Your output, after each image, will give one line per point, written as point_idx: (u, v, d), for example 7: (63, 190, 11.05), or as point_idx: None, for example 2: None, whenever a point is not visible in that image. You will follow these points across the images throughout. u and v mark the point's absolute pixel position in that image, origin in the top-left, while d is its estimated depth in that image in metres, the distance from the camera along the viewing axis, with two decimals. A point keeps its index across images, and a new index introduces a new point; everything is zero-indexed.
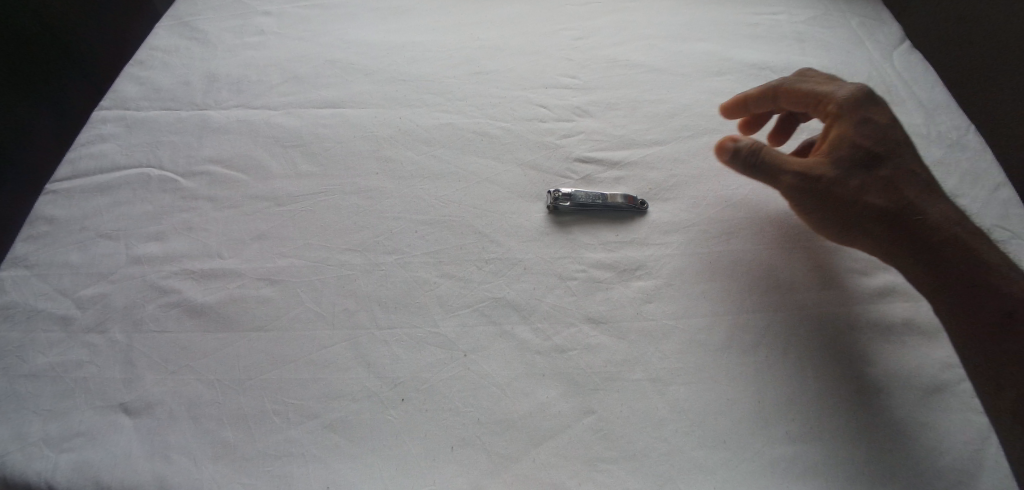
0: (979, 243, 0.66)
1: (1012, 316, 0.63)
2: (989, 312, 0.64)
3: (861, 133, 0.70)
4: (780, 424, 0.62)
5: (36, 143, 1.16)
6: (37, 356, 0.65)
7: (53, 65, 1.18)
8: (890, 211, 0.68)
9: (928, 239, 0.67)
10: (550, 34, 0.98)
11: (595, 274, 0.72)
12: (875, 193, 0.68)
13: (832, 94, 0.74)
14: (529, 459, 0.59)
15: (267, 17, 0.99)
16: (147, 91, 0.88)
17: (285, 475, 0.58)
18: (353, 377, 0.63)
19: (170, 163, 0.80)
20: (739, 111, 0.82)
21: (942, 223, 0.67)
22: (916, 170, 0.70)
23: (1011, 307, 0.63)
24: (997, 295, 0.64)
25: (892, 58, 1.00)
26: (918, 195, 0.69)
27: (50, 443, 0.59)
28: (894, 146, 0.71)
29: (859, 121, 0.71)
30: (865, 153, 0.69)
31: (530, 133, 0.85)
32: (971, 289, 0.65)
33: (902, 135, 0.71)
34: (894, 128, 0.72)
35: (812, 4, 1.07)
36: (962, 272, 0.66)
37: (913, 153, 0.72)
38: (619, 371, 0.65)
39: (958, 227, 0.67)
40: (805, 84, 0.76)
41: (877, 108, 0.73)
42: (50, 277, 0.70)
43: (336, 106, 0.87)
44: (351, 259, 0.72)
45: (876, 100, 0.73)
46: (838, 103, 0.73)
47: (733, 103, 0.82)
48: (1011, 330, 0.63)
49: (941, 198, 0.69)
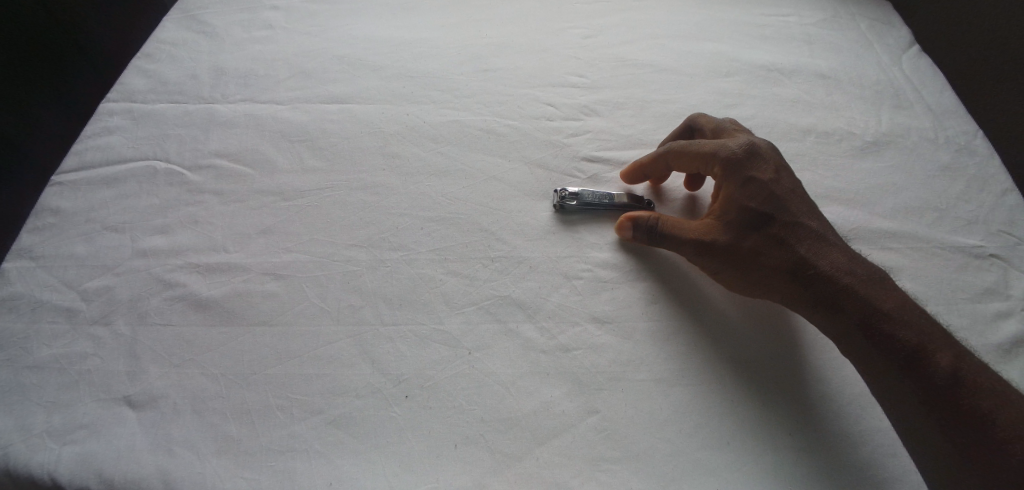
0: (876, 292, 0.62)
1: (915, 364, 0.58)
2: (897, 359, 0.59)
3: (745, 193, 0.67)
4: (782, 429, 0.62)
5: (37, 145, 1.15)
6: (42, 348, 0.65)
7: (53, 66, 1.17)
8: (772, 268, 0.65)
9: (817, 294, 0.64)
10: (558, 32, 0.98)
11: (600, 274, 0.72)
12: (758, 256, 0.66)
13: (715, 153, 0.69)
14: (532, 458, 0.59)
15: (275, 11, 0.99)
16: (154, 85, 0.88)
17: (288, 470, 0.58)
18: (358, 373, 0.63)
19: (176, 156, 0.80)
20: (637, 176, 0.77)
21: (834, 275, 0.63)
22: (797, 219, 0.67)
23: (913, 355, 0.58)
24: (898, 345, 0.59)
25: (901, 61, 0.99)
26: (809, 251, 0.65)
27: (54, 435, 0.60)
28: (784, 198, 0.67)
29: (740, 183, 0.68)
30: (750, 214, 0.66)
31: (537, 132, 0.85)
32: (870, 341, 0.60)
33: (787, 188, 0.68)
34: (774, 180, 0.68)
35: (822, 6, 1.07)
36: (862, 321, 0.61)
37: (805, 200, 0.69)
38: (623, 371, 0.64)
39: (848, 278, 0.63)
40: (692, 144, 0.71)
41: (759, 164, 0.69)
42: (56, 269, 0.70)
43: (343, 102, 0.87)
44: (357, 255, 0.71)
45: (761, 152, 0.69)
46: (718, 163, 0.69)
47: (629, 170, 0.78)
48: (925, 378, 0.57)
49: (830, 247, 0.65)
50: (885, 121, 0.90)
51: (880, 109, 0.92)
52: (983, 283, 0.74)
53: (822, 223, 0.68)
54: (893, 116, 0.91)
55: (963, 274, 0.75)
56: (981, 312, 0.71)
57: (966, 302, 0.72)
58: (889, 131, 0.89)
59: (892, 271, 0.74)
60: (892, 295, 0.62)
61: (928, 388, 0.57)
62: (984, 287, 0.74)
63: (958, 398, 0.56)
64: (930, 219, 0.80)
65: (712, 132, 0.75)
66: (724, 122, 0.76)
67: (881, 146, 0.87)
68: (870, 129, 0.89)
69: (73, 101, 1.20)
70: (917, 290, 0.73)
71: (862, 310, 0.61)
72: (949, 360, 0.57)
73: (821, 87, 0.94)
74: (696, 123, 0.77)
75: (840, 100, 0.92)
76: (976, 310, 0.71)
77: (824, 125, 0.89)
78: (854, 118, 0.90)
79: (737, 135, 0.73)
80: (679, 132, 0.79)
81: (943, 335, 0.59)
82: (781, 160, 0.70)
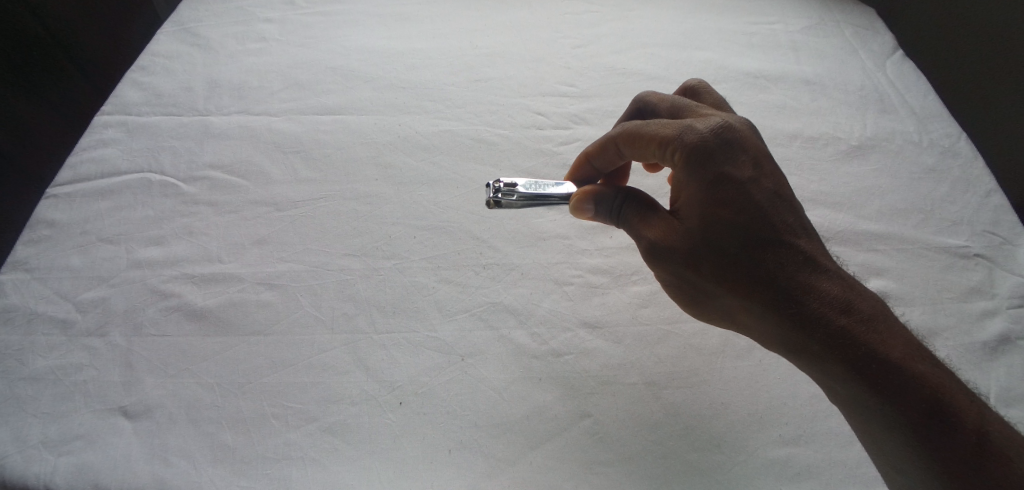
0: (880, 333, 0.54)
1: (917, 418, 0.52)
2: (905, 416, 0.52)
3: (718, 200, 0.58)
4: (772, 430, 0.63)
5: (33, 150, 1.18)
6: (37, 360, 0.65)
7: (59, 76, 1.19)
8: (754, 297, 0.58)
9: (813, 333, 0.55)
10: (548, 42, 1.00)
11: (590, 279, 0.73)
12: (737, 281, 0.58)
13: (677, 138, 0.58)
14: (525, 461, 0.60)
15: (268, 24, 1.00)
16: (149, 97, 0.89)
17: (284, 478, 0.58)
18: (353, 380, 0.64)
19: (171, 168, 0.81)
20: (587, 168, 0.72)
21: (831, 312, 0.55)
22: (784, 235, 0.58)
23: (924, 414, 0.52)
24: (906, 398, 0.52)
25: (886, 67, 1.01)
26: (794, 276, 0.57)
27: (49, 446, 0.60)
28: (767, 209, 0.58)
29: (713, 186, 0.58)
30: (723, 227, 0.58)
31: (527, 141, 0.86)
32: (873, 392, 0.53)
33: (769, 193, 0.59)
34: (753, 180, 0.58)
35: (806, 14, 1.09)
36: (865, 371, 0.53)
37: (790, 207, 0.60)
38: (613, 375, 0.66)
39: (846, 317, 0.55)
40: (647, 126, 0.61)
41: (735, 158, 0.58)
42: (51, 281, 0.71)
43: (336, 113, 0.88)
44: (351, 264, 0.72)
45: (737, 141, 0.59)
46: (679, 150, 0.58)
47: (578, 164, 0.73)
48: (934, 439, 0.51)
49: (822, 272, 0.57)
50: (870, 126, 0.92)
51: (865, 114, 0.94)
52: (968, 283, 0.75)
53: (809, 238, 0.59)
54: (878, 120, 0.93)
55: (949, 275, 0.76)
56: (968, 311, 0.73)
57: (952, 302, 0.73)
58: (874, 135, 0.91)
59: (878, 272, 0.76)
60: (895, 334, 0.55)
61: (936, 452, 0.51)
62: (970, 287, 0.75)
63: (967, 465, 0.50)
64: (915, 221, 0.81)
65: (667, 108, 0.67)
66: (682, 98, 0.67)
67: (866, 151, 0.89)
68: (855, 134, 0.91)
69: (59, 103, 1.21)
70: (904, 291, 0.74)
71: (867, 358, 0.53)
72: (966, 422, 0.51)
73: (806, 93, 0.96)
74: (648, 102, 0.70)
75: (825, 106, 0.94)
76: (963, 309, 0.73)
77: (809, 131, 0.90)
78: (839, 123, 0.92)
79: (704, 112, 0.62)
80: (632, 111, 0.73)
81: (953, 385, 0.53)
82: (759, 147, 0.60)
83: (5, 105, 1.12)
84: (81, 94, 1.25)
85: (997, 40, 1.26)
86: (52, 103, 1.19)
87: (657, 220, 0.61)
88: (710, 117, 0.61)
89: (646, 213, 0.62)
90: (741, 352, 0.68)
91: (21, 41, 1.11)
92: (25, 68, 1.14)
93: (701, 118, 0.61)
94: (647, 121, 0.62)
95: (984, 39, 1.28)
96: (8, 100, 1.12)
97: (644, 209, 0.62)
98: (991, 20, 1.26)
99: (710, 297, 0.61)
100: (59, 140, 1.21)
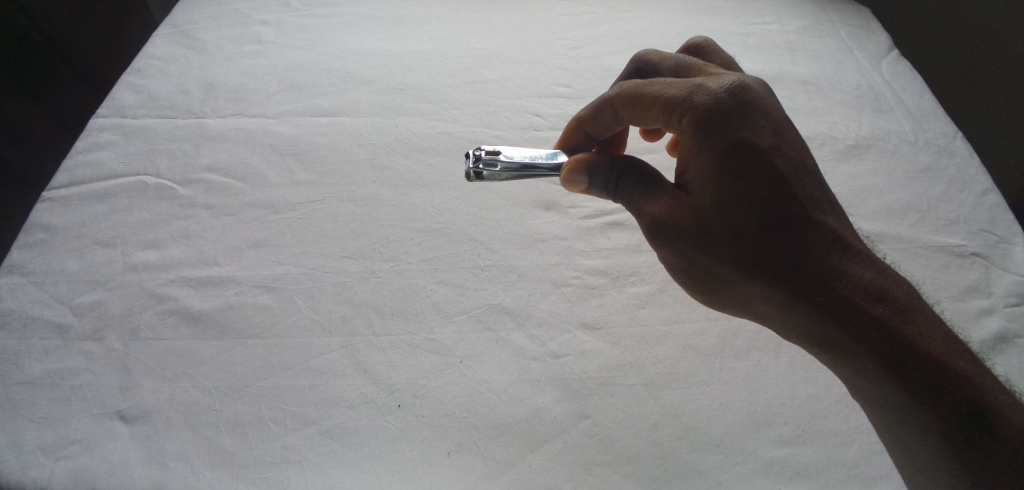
0: (903, 310, 0.55)
1: (939, 397, 0.52)
2: (927, 394, 0.53)
3: (735, 169, 0.57)
4: (770, 429, 0.63)
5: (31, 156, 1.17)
6: (33, 364, 0.65)
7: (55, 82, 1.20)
8: (771, 274, 0.57)
9: (836, 314, 0.55)
10: (546, 43, 1.00)
11: (588, 281, 0.73)
12: (755, 258, 0.57)
13: (686, 100, 0.58)
14: (525, 463, 0.59)
15: (264, 26, 1.00)
16: (145, 99, 0.89)
17: (282, 482, 0.58)
18: (350, 383, 0.64)
19: (168, 171, 0.81)
20: (578, 134, 0.72)
21: (853, 288, 0.56)
22: (807, 211, 0.58)
23: (946, 392, 0.52)
24: (933, 388, 0.52)
25: (881, 67, 1.02)
26: (817, 252, 0.57)
27: (46, 451, 0.59)
28: (790, 183, 0.58)
29: (730, 155, 0.57)
30: (742, 200, 0.57)
31: (525, 142, 0.86)
32: (894, 369, 0.54)
33: (791, 166, 0.59)
34: (774, 151, 0.58)
35: (802, 15, 1.09)
36: (891, 353, 0.54)
37: (813, 182, 0.60)
38: (613, 377, 0.65)
39: (870, 294, 0.56)
40: (650, 87, 0.61)
41: (751, 125, 0.58)
42: (47, 285, 0.70)
43: (333, 116, 0.88)
44: (349, 267, 0.72)
45: (754, 106, 0.58)
46: (687, 114, 0.58)
47: (569, 131, 0.73)
48: (955, 417, 0.52)
49: (846, 249, 0.58)
50: (866, 125, 0.92)
51: (861, 114, 0.94)
52: (965, 282, 0.75)
53: (833, 213, 0.60)
54: (874, 120, 0.93)
55: (946, 273, 0.76)
56: (965, 309, 0.73)
57: (949, 301, 0.73)
58: (870, 134, 0.91)
59: None
60: (926, 321, 0.55)
61: (954, 430, 0.52)
62: (967, 285, 0.75)
63: (987, 452, 0.51)
64: (912, 220, 0.81)
65: (671, 67, 0.67)
66: (686, 57, 0.68)
67: (863, 150, 0.89)
68: (852, 134, 0.91)
69: (55, 109, 1.20)
70: None
71: (896, 340, 0.54)
72: (987, 403, 0.52)
73: (803, 93, 0.96)
74: (648, 59, 0.71)
75: (821, 106, 0.94)
76: (960, 308, 0.73)
77: (806, 130, 0.91)
78: (836, 123, 0.92)
79: (713, 70, 0.62)
80: (632, 69, 0.73)
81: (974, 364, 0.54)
82: (779, 117, 0.60)
83: (4, 106, 1.11)
84: (76, 99, 1.25)
85: (1002, 37, 1.25)
86: (49, 109, 1.19)
87: (663, 195, 0.59)
88: (722, 77, 0.60)
89: (650, 188, 0.60)
90: (739, 353, 0.68)
91: (19, 45, 1.11)
92: (24, 72, 1.13)
93: (712, 77, 0.60)
94: (650, 82, 0.62)
95: (987, 36, 1.27)
96: (7, 101, 1.11)
97: (645, 184, 0.61)
98: (993, 18, 1.25)
99: (722, 282, 0.60)
100: (53, 144, 1.21)
